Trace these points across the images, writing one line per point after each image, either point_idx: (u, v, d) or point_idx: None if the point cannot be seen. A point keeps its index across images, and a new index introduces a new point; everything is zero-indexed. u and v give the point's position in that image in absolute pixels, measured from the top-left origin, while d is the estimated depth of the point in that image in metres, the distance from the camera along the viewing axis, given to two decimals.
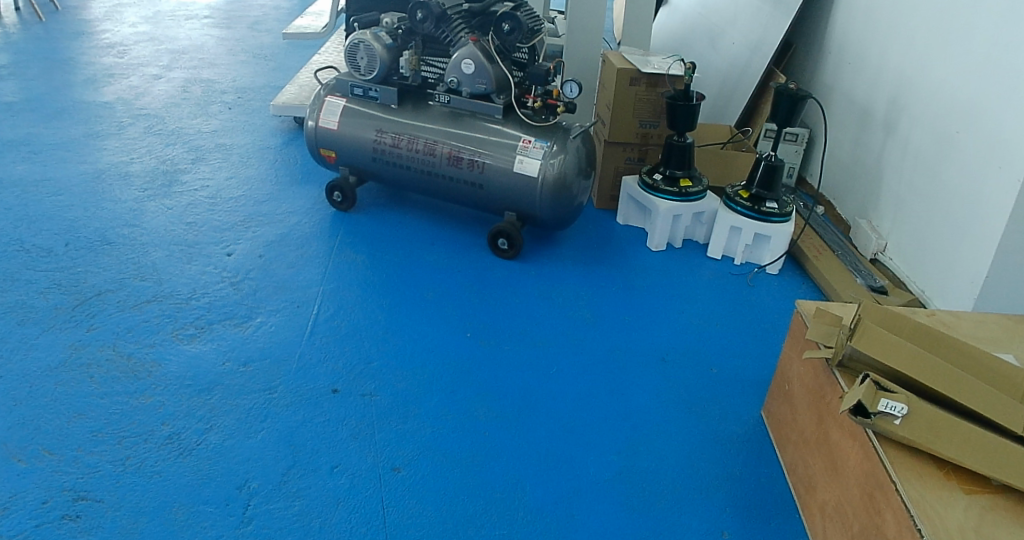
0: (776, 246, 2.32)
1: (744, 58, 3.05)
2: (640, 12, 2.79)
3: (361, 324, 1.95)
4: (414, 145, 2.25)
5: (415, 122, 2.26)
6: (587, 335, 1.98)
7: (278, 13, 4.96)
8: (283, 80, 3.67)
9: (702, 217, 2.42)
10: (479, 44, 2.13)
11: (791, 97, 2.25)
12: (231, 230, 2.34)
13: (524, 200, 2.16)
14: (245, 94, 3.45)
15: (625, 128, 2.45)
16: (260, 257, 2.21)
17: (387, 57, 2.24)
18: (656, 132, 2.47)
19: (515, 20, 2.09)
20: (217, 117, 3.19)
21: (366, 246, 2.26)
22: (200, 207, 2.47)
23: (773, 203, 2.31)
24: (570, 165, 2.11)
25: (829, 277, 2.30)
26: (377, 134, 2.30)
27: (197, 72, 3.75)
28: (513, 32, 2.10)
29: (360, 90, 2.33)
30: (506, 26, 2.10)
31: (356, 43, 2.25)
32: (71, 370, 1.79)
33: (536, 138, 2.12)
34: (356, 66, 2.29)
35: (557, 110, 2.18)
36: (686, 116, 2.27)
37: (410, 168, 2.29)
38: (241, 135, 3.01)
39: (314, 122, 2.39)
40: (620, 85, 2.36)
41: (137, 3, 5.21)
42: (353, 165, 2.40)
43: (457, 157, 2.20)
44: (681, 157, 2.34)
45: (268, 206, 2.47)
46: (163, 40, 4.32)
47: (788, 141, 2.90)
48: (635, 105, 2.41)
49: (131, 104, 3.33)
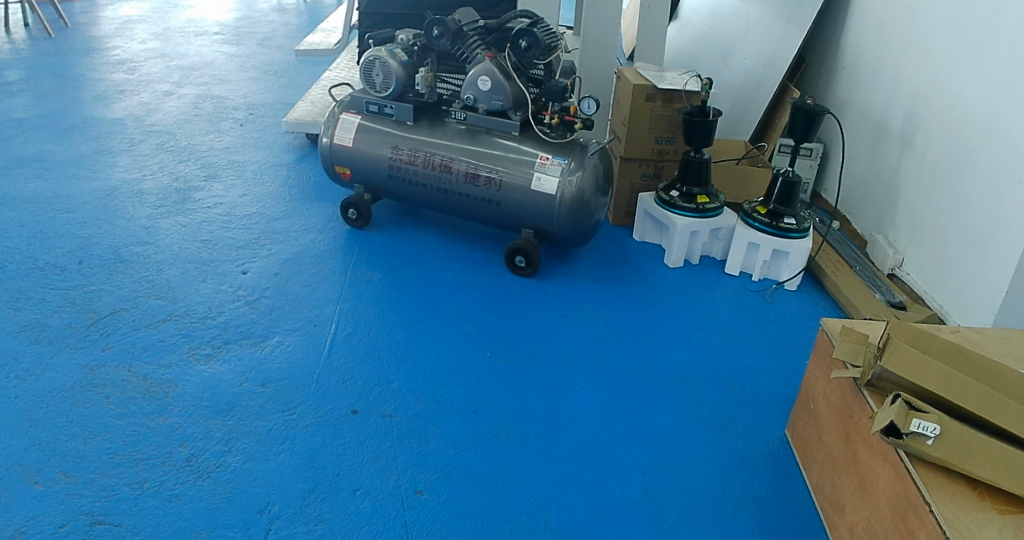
0: (794, 262, 2.31)
1: (757, 72, 3.05)
2: (654, 27, 2.79)
3: (377, 343, 1.93)
4: (430, 162, 2.24)
5: (430, 139, 2.25)
6: (607, 354, 1.96)
7: (286, 29, 4.98)
8: (294, 95, 3.66)
9: (719, 233, 2.41)
10: (496, 61, 2.12)
11: (809, 111, 2.22)
12: (246, 247, 2.33)
13: (541, 217, 2.14)
14: (256, 110, 3.44)
15: (640, 144, 2.44)
16: (276, 275, 2.19)
17: (403, 74, 2.24)
18: (672, 148, 2.46)
19: (533, 37, 2.07)
20: (228, 134, 3.18)
21: (382, 264, 2.25)
22: (214, 224, 2.46)
23: (790, 219, 2.30)
24: (587, 182, 2.10)
25: (848, 293, 2.29)
26: (393, 151, 2.29)
27: (208, 88, 3.76)
28: (530, 49, 2.09)
29: (376, 107, 2.33)
30: (523, 42, 2.09)
31: (372, 60, 2.25)
32: (87, 391, 1.77)
33: (553, 155, 2.11)
34: (371, 83, 2.29)
35: (575, 126, 2.16)
36: (703, 132, 2.27)
37: (425, 186, 2.28)
38: (253, 152, 3.01)
39: (328, 139, 2.38)
40: (635, 101, 2.36)
41: (147, 19, 5.22)
42: (368, 182, 2.39)
43: (474, 175, 2.18)
44: (698, 174, 2.33)
45: (283, 224, 2.46)
46: (173, 56, 4.33)
47: (802, 156, 2.91)
48: (651, 122, 2.41)
49: (143, 121, 3.34)
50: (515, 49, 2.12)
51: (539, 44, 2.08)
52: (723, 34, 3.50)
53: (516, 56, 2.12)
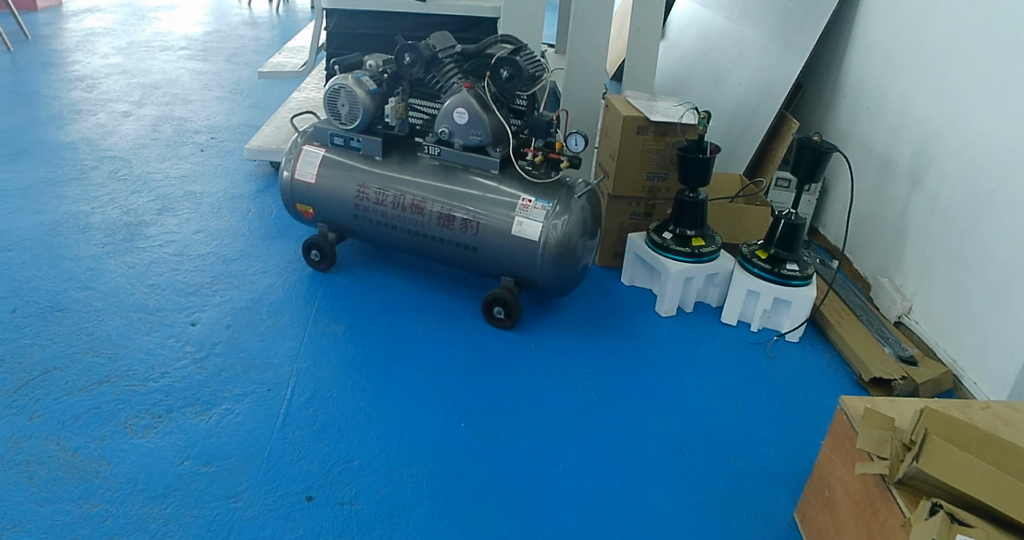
0: (796, 312, 2.18)
1: (752, 99, 2.88)
2: (645, 52, 2.62)
3: (339, 412, 1.72)
4: (400, 203, 2.03)
5: (401, 176, 2.04)
6: (596, 423, 1.76)
7: (257, 44, 4.77)
8: (260, 117, 3.45)
9: (716, 278, 2.26)
10: (474, 91, 1.93)
11: (815, 149, 2.06)
12: (198, 293, 2.11)
13: (524, 265, 1.95)
14: (219, 134, 3.23)
15: (630, 181, 2.27)
16: (228, 327, 1.97)
17: (371, 104, 2.02)
18: (664, 185, 2.29)
19: (515, 66, 1.86)
20: (187, 161, 2.96)
21: (347, 314, 2.04)
22: (164, 266, 2.24)
23: (793, 265, 2.17)
24: (575, 225, 1.90)
25: (856, 347, 2.15)
26: (359, 190, 2.08)
27: (170, 108, 3.53)
28: (512, 79, 1.89)
29: (341, 140, 2.11)
30: (504, 72, 1.88)
31: (336, 89, 2.03)
32: (6, 470, 1.55)
33: (537, 197, 1.91)
34: (336, 114, 2.07)
35: (560, 165, 1.95)
36: (700, 170, 2.10)
37: (395, 228, 2.06)
38: (212, 181, 2.79)
39: (289, 173, 2.17)
40: (626, 134, 2.20)
41: (111, 32, 4.98)
42: (333, 221, 2.18)
43: (449, 217, 1.98)
44: (693, 215, 2.17)
45: (240, 265, 2.24)
46: (135, 73, 4.09)
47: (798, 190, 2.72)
48: (642, 156, 2.24)
49: (97, 145, 3.11)
50: (495, 79, 1.91)
51: (521, 74, 1.87)
52: (714, 57, 3.34)
53: (496, 87, 1.90)
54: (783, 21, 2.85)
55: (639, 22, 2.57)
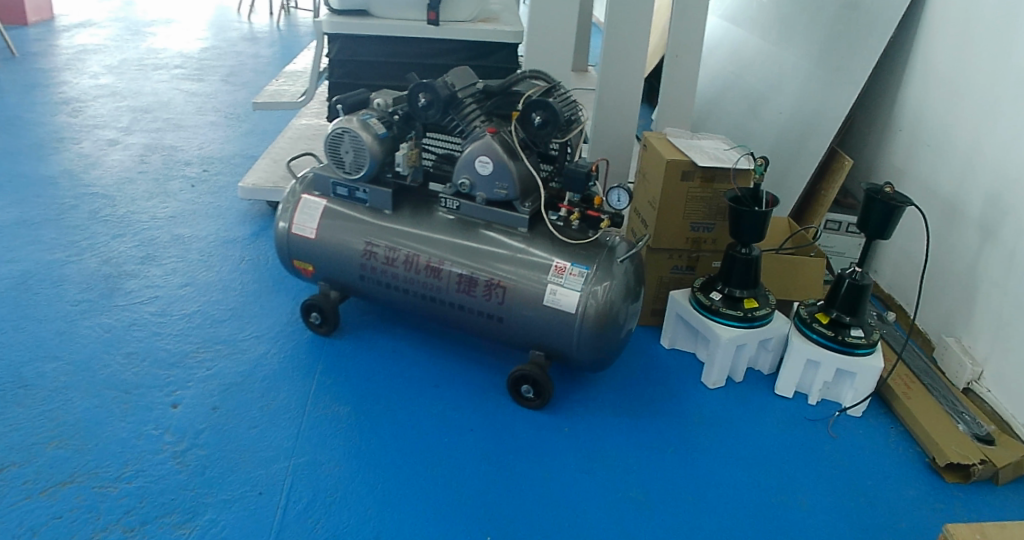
0: (862, 386, 1.94)
1: (799, 131, 2.65)
2: (683, 82, 2.39)
3: (344, 522, 1.46)
4: (413, 265, 1.76)
5: (415, 233, 1.78)
6: (642, 533, 1.51)
7: (256, 62, 4.52)
8: (257, 145, 3.20)
9: (770, 344, 2.03)
10: (499, 138, 1.66)
11: (885, 203, 1.81)
12: (181, 365, 1.86)
13: (557, 339, 1.68)
14: (212, 166, 2.98)
15: (673, 233, 2.04)
16: (215, 410, 1.72)
17: (379, 150, 1.74)
18: (710, 237, 2.06)
19: (547, 110, 1.58)
20: (177, 198, 2.71)
21: (352, 391, 1.79)
22: (145, 329, 1.99)
23: (858, 331, 1.92)
24: (618, 292, 1.64)
25: (927, 424, 1.89)
26: (366, 248, 1.81)
27: (160, 135, 3.28)
28: (545, 126, 1.60)
29: (344, 190, 1.84)
30: (536, 117, 1.59)
31: (339, 133, 1.74)
32: None
33: (572, 262, 1.65)
34: (339, 161, 1.79)
35: (601, 224, 1.68)
36: (755, 225, 1.85)
37: (407, 292, 1.79)
38: (202, 223, 2.54)
39: (286, 224, 1.91)
40: (669, 182, 1.96)
41: (103, 49, 4.74)
42: (335, 281, 1.92)
43: (471, 281, 1.71)
44: (745, 274, 1.93)
45: (230, 328, 1.99)
46: (126, 94, 3.84)
47: (850, 233, 2.49)
48: (687, 204, 2.00)
49: (79, 179, 2.86)
50: (523, 123, 1.63)
51: (555, 120, 1.59)
52: (752, 83, 3.07)
53: (525, 133, 1.62)
54: (830, 46, 2.62)
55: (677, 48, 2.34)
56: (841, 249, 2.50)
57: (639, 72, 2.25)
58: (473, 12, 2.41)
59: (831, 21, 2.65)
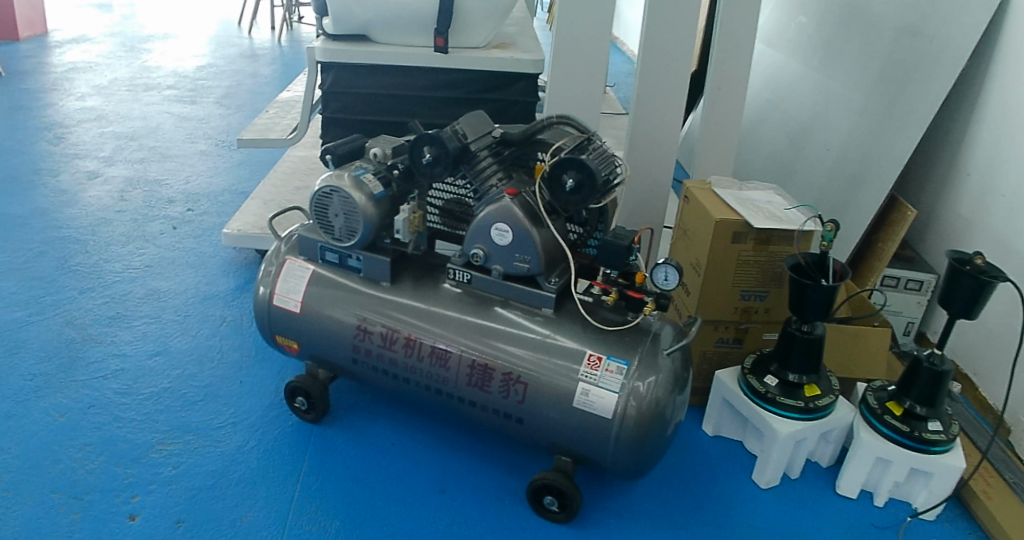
0: (937, 487, 1.65)
1: (852, 170, 2.36)
2: (724, 118, 2.11)
3: None
4: (415, 351, 1.47)
5: (418, 312, 1.49)
6: None
7: (254, 82, 4.27)
8: (248, 179, 2.93)
9: (830, 436, 1.77)
10: (520, 201, 1.37)
11: (974, 279, 1.51)
12: (144, 462, 1.58)
13: (589, 446, 1.39)
14: (197, 205, 2.71)
15: (720, 300, 1.78)
16: (178, 525, 1.43)
17: (375, 214, 1.44)
18: (762, 305, 1.80)
19: (581, 170, 1.26)
20: (156, 243, 2.44)
21: (342, 501, 1.50)
22: (105, 413, 1.71)
23: (937, 424, 1.65)
24: (664, 390, 1.35)
25: (1015, 532, 1.58)
26: (360, 329, 1.53)
27: (144, 167, 3.01)
28: (579, 191, 1.28)
29: (335, 256, 1.56)
30: (567, 180, 1.27)
31: (327, 192, 1.44)
32: None
33: (609, 354, 1.37)
34: (327, 224, 1.49)
35: (644, 307, 1.39)
36: (821, 302, 1.60)
37: (409, 382, 1.50)
38: (182, 275, 2.26)
39: (268, 292, 1.62)
40: (719, 244, 1.70)
41: (94, 67, 4.49)
42: (323, 361, 1.63)
43: (486, 372, 1.42)
44: (806, 355, 1.69)
45: (203, 413, 1.71)
46: (112, 119, 3.58)
47: (908, 290, 2.24)
48: (737, 270, 1.74)
49: (50, 218, 2.58)
50: (550, 186, 1.31)
51: (591, 183, 1.26)
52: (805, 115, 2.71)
53: (553, 198, 1.30)
54: (888, 74, 2.32)
55: (719, 80, 2.06)
56: (897, 306, 2.25)
57: (676, 109, 1.96)
58: (487, 38, 2.13)
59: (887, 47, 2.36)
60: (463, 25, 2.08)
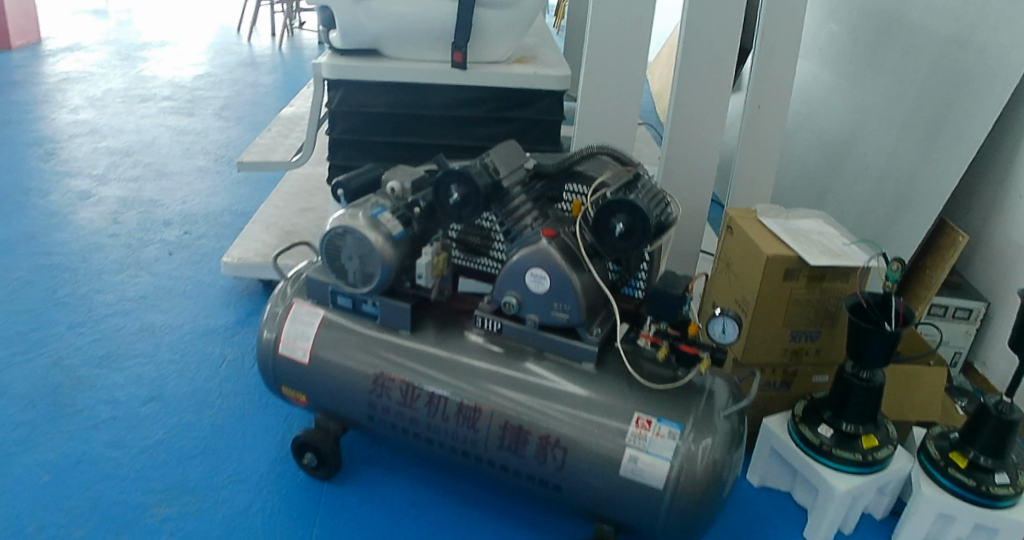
0: None
1: (896, 191, 2.21)
2: (764, 137, 1.95)
3: None
4: (439, 408, 1.31)
5: (442, 363, 1.33)
6: None
7: (255, 92, 4.11)
8: (249, 198, 2.78)
9: (885, 488, 1.63)
10: (559, 244, 1.21)
11: None
12: (137, 529, 1.42)
13: (637, 518, 1.23)
14: (195, 227, 2.55)
15: (769, 342, 1.63)
16: None
17: (395, 257, 1.28)
18: (814, 346, 1.65)
19: (631, 212, 1.10)
20: (151, 272, 2.29)
21: None
22: (95, 470, 1.55)
23: (1005, 477, 1.48)
24: (723, 457, 1.19)
25: None
26: (377, 381, 1.37)
27: (139, 186, 2.86)
28: (629, 237, 1.12)
29: (347, 301, 1.40)
30: (616, 225, 1.11)
31: (339, 232, 1.28)
32: None
33: (658, 415, 1.21)
34: (340, 267, 1.33)
35: (699, 363, 1.23)
36: (882, 348, 1.45)
37: (432, 442, 1.35)
38: (179, 308, 2.11)
39: (274, 338, 1.47)
40: (771, 283, 1.55)
41: (88, 77, 4.33)
42: (334, 414, 1.47)
43: (520, 433, 1.27)
44: (864, 406, 1.53)
45: (202, 470, 1.56)
46: (106, 132, 3.43)
47: (956, 318, 2.09)
48: (788, 309, 1.59)
49: (38, 244, 2.43)
50: (594, 228, 1.14)
51: (643, 226, 1.10)
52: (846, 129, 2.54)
53: (598, 243, 1.14)
54: (936, 85, 2.15)
55: (760, 97, 1.90)
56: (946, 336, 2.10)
57: (716, 128, 1.81)
58: (507, 51, 1.98)
59: (935, 57, 2.19)
60: (483, 38, 1.93)
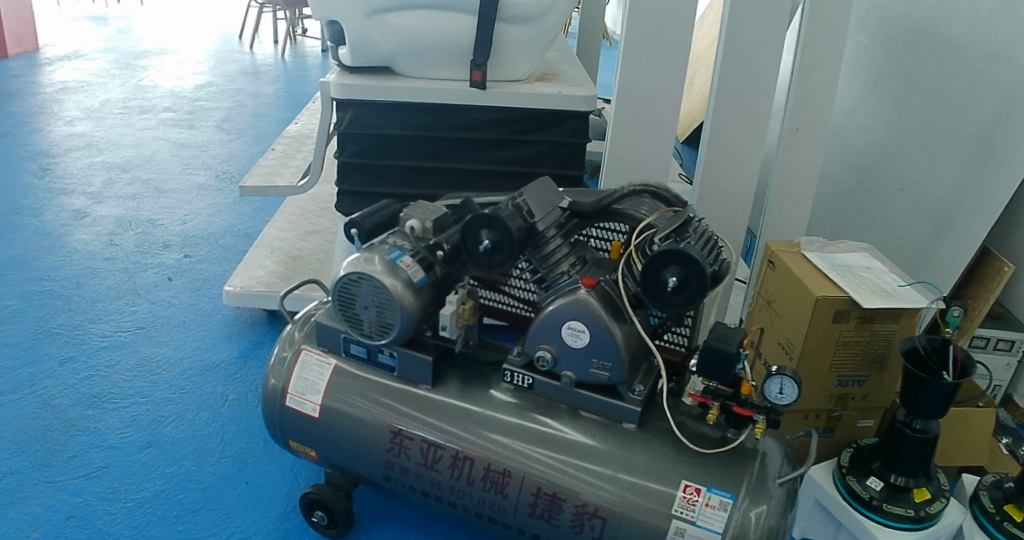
0: None
1: None
2: (802, 161, 1.84)
3: None
4: (463, 471, 1.20)
5: (466, 422, 1.21)
6: None
7: (258, 102, 4.00)
8: (252, 218, 2.67)
9: None
10: (601, 294, 1.10)
11: None
12: None
13: None
14: (196, 250, 2.44)
15: (813, 388, 1.52)
16: None
17: (416, 306, 1.16)
18: (861, 391, 1.53)
19: (686, 264, 0.99)
20: (149, 300, 2.18)
21: None
22: (87, 528, 1.44)
23: None
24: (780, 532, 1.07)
25: None
26: (394, 439, 1.25)
27: (138, 205, 2.74)
28: (683, 290, 1.00)
29: (361, 350, 1.29)
30: (670, 277, 1.00)
31: (355, 278, 1.16)
32: None
33: (706, 482, 1.08)
34: (352, 316, 1.20)
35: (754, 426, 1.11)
36: (939, 401, 1.31)
37: (455, 507, 1.23)
38: (180, 342, 2.01)
39: (281, 389, 1.35)
40: (818, 325, 1.44)
41: (86, 87, 4.22)
42: (346, 471, 1.36)
43: (553, 502, 1.14)
44: (917, 458, 1.39)
45: (202, 529, 1.44)
46: (103, 146, 3.31)
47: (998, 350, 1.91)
48: (835, 352, 1.48)
49: (31, 268, 2.32)
50: (642, 280, 1.03)
51: (699, 280, 0.99)
52: (861, 142, 2.41)
53: (647, 297, 1.03)
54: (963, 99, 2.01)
55: (798, 119, 1.79)
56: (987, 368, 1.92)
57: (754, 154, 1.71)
58: (528, 69, 1.86)
59: (961, 68, 2.05)
60: (501, 55, 1.81)
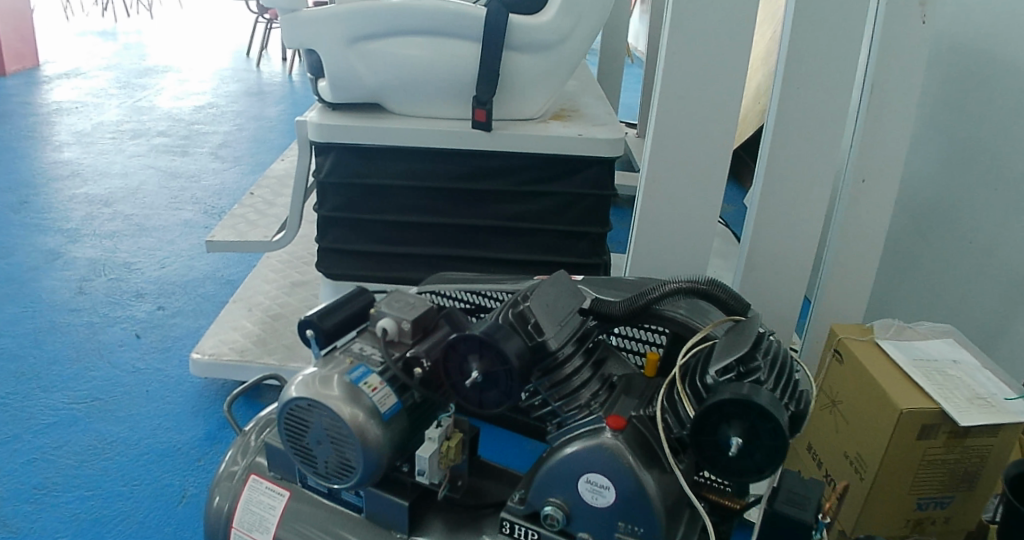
0: None
1: None
2: (866, 218, 1.54)
3: None
4: None
5: None
6: None
7: (259, 127, 3.79)
8: (237, 264, 2.42)
9: None
10: (633, 437, 0.83)
11: None
12: None
13: None
14: (172, 303, 2.19)
15: (890, 511, 1.26)
16: None
17: (390, 444, 0.89)
18: (944, 517, 1.28)
19: (755, 422, 0.74)
20: (112, 364, 1.92)
21: None
22: None
23: None
24: None
25: None
26: None
27: (115, 245, 2.51)
28: (749, 454, 0.75)
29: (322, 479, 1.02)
30: (733, 439, 0.74)
31: (306, 406, 0.88)
32: None
33: None
34: (303, 448, 0.93)
35: None
36: None
37: None
38: (141, 417, 1.75)
39: (226, 519, 1.08)
40: (901, 441, 1.20)
41: (80, 108, 4.01)
42: None
43: None
44: None
45: None
46: (88, 175, 3.09)
47: None
48: (919, 472, 1.23)
49: None
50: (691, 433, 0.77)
51: (771, 441, 0.74)
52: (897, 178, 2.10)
53: (699, 457, 0.77)
54: (992, 130, 1.72)
55: (862, 170, 1.50)
56: None
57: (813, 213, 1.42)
58: (543, 106, 1.59)
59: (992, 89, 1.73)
60: (511, 89, 1.54)
